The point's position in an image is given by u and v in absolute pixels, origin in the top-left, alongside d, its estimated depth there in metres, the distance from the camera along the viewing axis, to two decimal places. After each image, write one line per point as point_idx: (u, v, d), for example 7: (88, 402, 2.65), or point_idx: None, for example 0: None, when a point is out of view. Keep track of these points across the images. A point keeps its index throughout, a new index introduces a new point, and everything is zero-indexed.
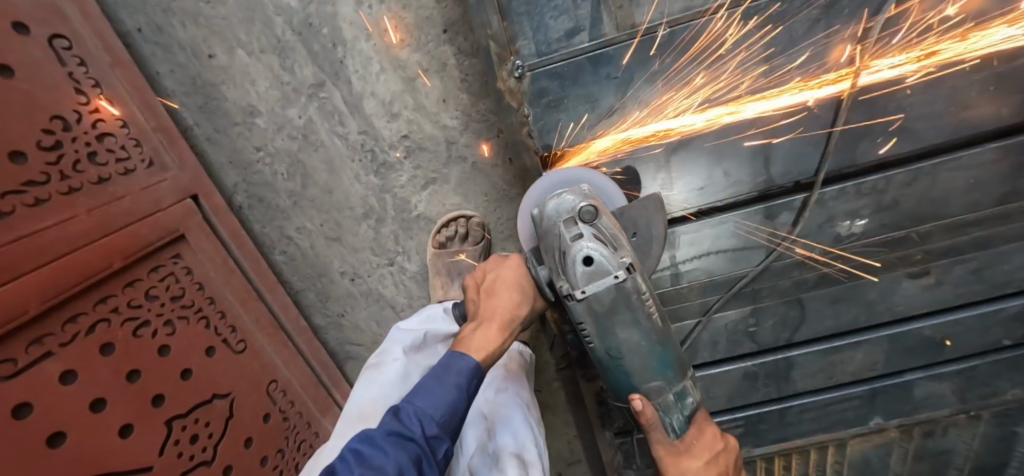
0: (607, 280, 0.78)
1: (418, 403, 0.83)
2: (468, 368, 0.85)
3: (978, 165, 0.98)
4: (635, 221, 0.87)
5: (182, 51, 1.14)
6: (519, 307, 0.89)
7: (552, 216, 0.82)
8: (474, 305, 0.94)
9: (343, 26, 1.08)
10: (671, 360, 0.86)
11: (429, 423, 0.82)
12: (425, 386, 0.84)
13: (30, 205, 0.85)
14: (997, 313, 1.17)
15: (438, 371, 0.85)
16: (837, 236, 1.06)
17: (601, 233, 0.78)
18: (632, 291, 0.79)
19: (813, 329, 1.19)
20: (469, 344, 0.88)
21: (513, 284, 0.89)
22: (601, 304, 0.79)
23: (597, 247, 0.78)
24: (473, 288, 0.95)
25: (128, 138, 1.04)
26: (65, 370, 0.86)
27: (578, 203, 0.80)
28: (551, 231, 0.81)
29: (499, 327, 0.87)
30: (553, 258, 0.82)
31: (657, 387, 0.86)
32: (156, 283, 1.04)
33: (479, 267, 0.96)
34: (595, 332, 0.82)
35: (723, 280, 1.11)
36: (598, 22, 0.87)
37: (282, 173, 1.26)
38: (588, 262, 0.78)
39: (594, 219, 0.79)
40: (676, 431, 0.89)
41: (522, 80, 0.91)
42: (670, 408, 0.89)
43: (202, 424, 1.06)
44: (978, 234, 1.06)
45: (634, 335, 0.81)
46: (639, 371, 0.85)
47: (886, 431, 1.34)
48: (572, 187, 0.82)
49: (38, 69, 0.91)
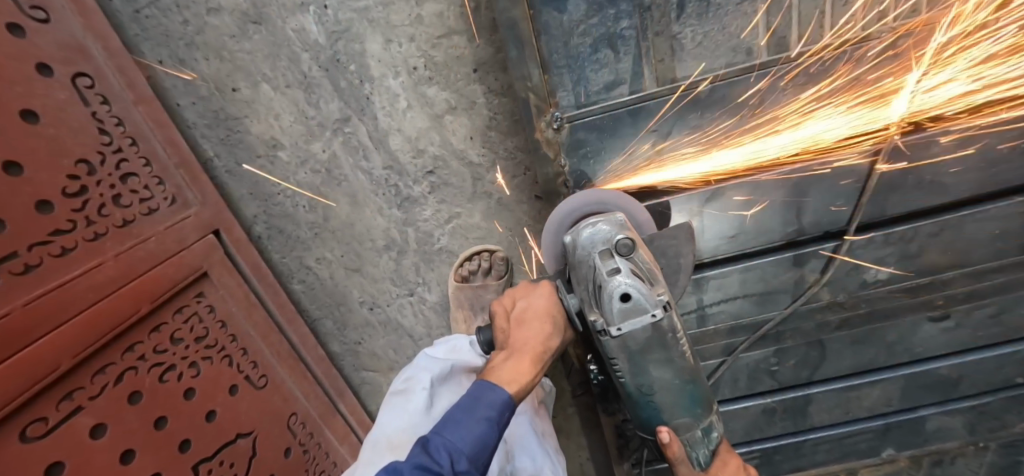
0: (643, 320, 0.71)
1: (448, 436, 0.75)
2: (501, 401, 0.76)
3: (1004, 217, 0.98)
4: (663, 251, 0.82)
5: (205, 84, 1.11)
6: (550, 340, 0.81)
7: (586, 246, 0.75)
8: (502, 334, 0.84)
9: (370, 63, 1.05)
10: (700, 397, 0.79)
11: (459, 457, 0.74)
12: (455, 418, 0.76)
13: (57, 255, 0.83)
14: (1011, 354, 1.18)
15: (467, 401, 0.77)
16: (863, 281, 1.07)
17: (638, 268, 0.72)
18: (667, 330, 0.73)
19: (834, 367, 1.21)
20: (500, 375, 0.78)
21: (545, 313, 0.81)
22: (636, 342, 0.73)
23: (634, 283, 0.71)
24: (500, 316, 0.84)
25: (151, 177, 1.01)
26: (96, 423, 0.85)
27: (614, 234, 0.73)
28: (584, 262, 0.75)
29: (532, 360, 0.79)
30: (586, 289, 0.75)
31: (686, 421, 0.80)
32: (181, 325, 1.03)
33: (507, 292, 0.86)
34: (627, 368, 0.75)
35: (749, 323, 1.13)
36: (639, 75, 0.85)
37: (303, 205, 1.24)
38: (625, 299, 0.71)
39: (631, 253, 0.72)
40: (702, 464, 0.83)
41: (559, 131, 0.90)
42: (696, 444, 0.82)
43: (226, 465, 1.06)
44: (998, 280, 1.08)
45: (667, 372, 0.75)
46: (668, 407, 0.78)
47: (896, 460, 1.37)
48: (607, 216, 0.75)
49: (61, 112, 0.88)
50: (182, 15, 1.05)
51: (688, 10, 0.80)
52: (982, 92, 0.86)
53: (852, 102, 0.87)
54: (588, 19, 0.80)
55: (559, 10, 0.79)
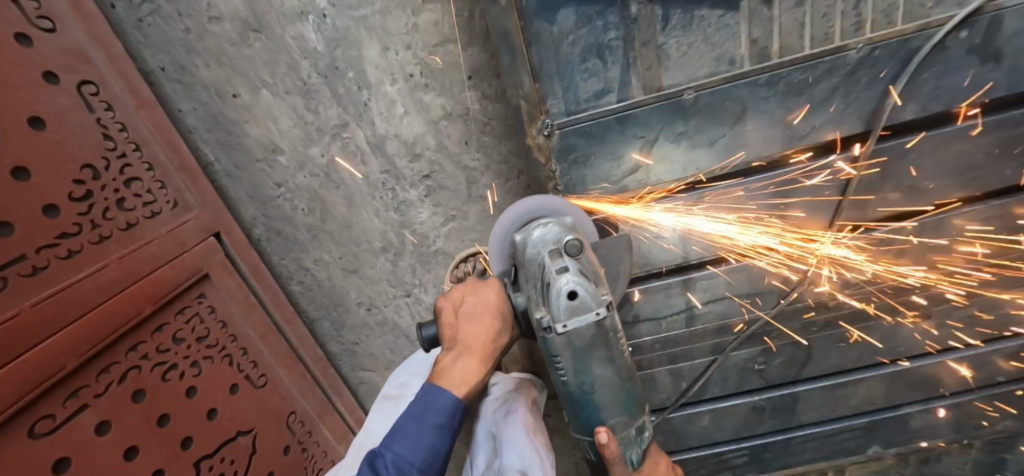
0: (588, 317, 0.75)
1: (398, 448, 0.82)
2: (448, 405, 0.83)
3: (982, 219, 1.02)
4: (605, 258, 0.88)
5: (205, 90, 1.14)
6: (500, 337, 0.85)
7: (537, 245, 0.80)
8: (450, 330, 0.86)
9: (368, 70, 1.08)
10: (636, 397, 0.83)
11: (412, 467, 0.81)
12: (406, 429, 0.83)
13: (63, 257, 0.86)
14: (992, 353, 1.22)
15: (417, 411, 0.84)
16: (846, 282, 1.11)
17: (585, 269, 0.77)
18: (610, 329, 0.77)
19: (820, 366, 1.24)
20: (451, 378, 0.84)
21: (494, 310, 0.84)
22: (580, 340, 0.76)
23: (581, 281, 0.75)
24: (448, 311, 0.87)
25: (153, 181, 1.04)
26: (101, 420, 0.88)
27: (563, 235, 0.78)
28: (534, 260, 0.79)
29: (480, 359, 0.85)
30: (535, 287, 0.79)
31: (622, 421, 0.82)
32: (183, 325, 1.06)
33: (455, 288, 0.89)
34: (571, 366, 0.78)
35: (737, 323, 1.16)
36: (627, 83, 0.88)
37: (301, 208, 1.27)
38: (572, 296, 0.74)
39: (579, 253, 0.77)
40: (635, 463, 0.84)
41: (550, 137, 0.93)
42: (630, 443, 0.83)
43: (227, 462, 1.08)
44: (978, 281, 1.11)
45: (609, 371, 0.79)
46: (607, 407, 0.81)
47: (882, 457, 1.40)
48: (558, 219, 0.80)
49: (67, 118, 0.91)
50: (183, 22, 1.08)
51: (673, 22, 0.83)
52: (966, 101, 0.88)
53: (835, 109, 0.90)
54: (578, 29, 0.83)
55: (549, 21, 0.82)
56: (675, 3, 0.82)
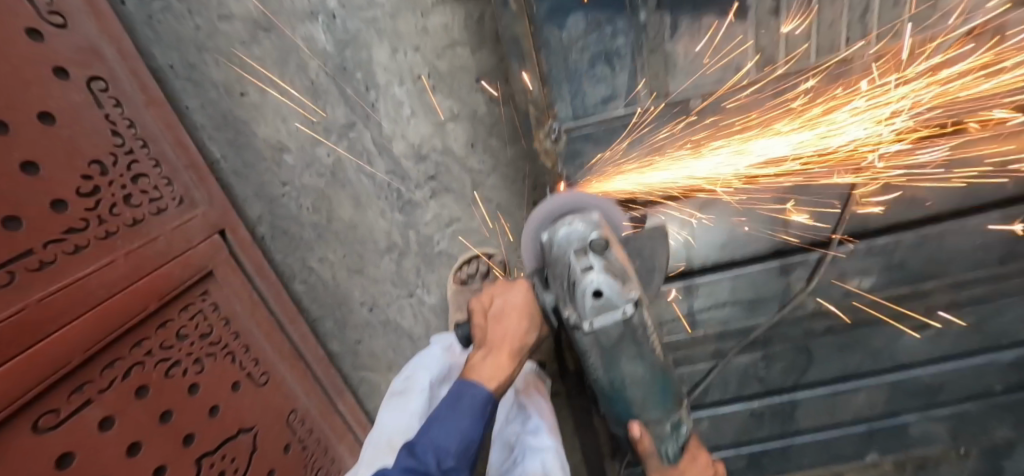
0: (615, 315, 0.71)
1: (433, 437, 0.78)
2: (482, 396, 0.78)
3: (982, 230, 1.03)
4: (639, 250, 0.87)
5: (214, 88, 1.15)
6: (528, 336, 0.83)
7: (562, 244, 0.77)
8: (480, 331, 0.86)
9: (376, 71, 1.09)
10: (671, 393, 0.81)
11: (445, 456, 0.77)
12: (439, 419, 0.79)
13: (70, 252, 0.86)
14: (990, 362, 1.23)
15: (449, 402, 0.80)
16: (847, 289, 1.12)
17: (611, 266, 0.73)
18: (638, 326, 0.73)
19: (820, 372, 1.25)
20: (480, 373, 0.80)
21: (522, 310, 0.84)
22: (608, 338, 0.73)
23: (607, 280, 0.71)
24: (479, 313, 0.88)
25: (160, 178, 1.04)
26: (104, 415, 0.88)
27: (588, 233, 0.75)
28: (560, 259, 0.76)
29: (509, 355, 0.81)
30: (561, 285, 0.77)
31: (657, 416, 0.81)
32: (187, 322, 1.06)
33: (485, 289, 0.90)
34: (599, 363, 0.76)
35: (738, 328, 1.17)
36: (634, 89, 0.90)
37: (307, 207, 1.27)
38: (597, 295, 0.70)
39: (605, 251, 0.74)
40: (671, 457, 0.83)
41: (557, 142, 0.94)
42: (666, 438, 0.83)
43: (228, 459, 1.08)
44: (977, 291, 1.13)
45: (638, 367, 0.77)
46: (639, 402, 0.80)
47: (880, 464, 1.42)
48: (584, 216, 0.78)
49: (76, 114, 0.91)
50: (194, 21, 1.08)
51: (681, 29, 0.84)
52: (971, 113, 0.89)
53: (840, 112, 0.91)
54: (587, 36, 0.84)
55: (560, 27, 0.83)
56: (684, 11, 0.82)
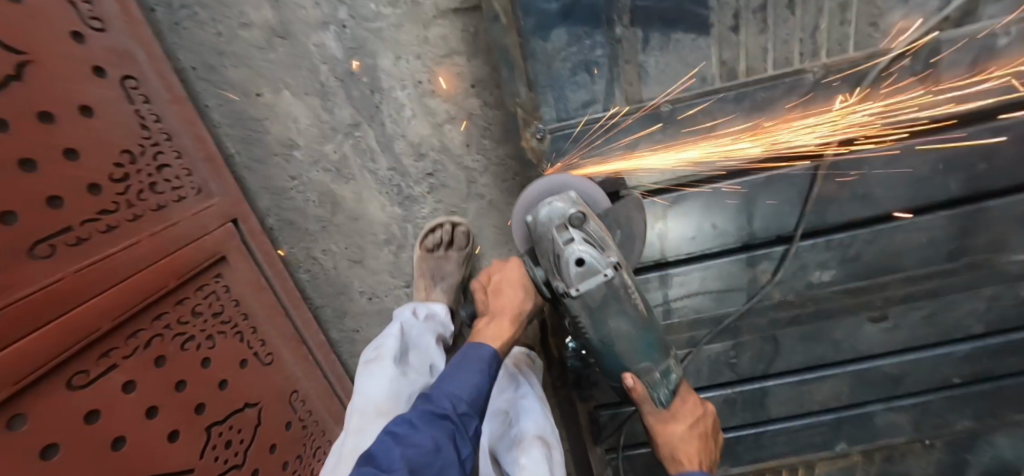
0: (597, 279, 0.82)
1: (447, 386, 0.87)
2: (488, 354, 0.91)
3: (930, 228, 1.13)
4: (618, 220, 0.95)
5: (231, 89, 1.25)
6: (525, 303, 0.95)
7: (545, 222, 0.85)
8: (482, 304, 1.00)
9: (380, 76, 1.20)
10: (656, 343, 0.92)
11: (459, 401, 0.86)
12: (449, 372, 0.89)
13: (103, 231, 0.96)
14: (945, 355, 1.32)
15: (458, 361, 0.91)
16: (809, 282, 1.21)
17: (591, 236, 0.84)
18: (620, 286, 0.84)
19: (787, 362, 1.34)
20: (486, 335, 0.94)
21: (516, 282, 0.96)
22: (594, 300, 0.84)
23: (586, 249, 0.82)
24: (480, 290, 1.01)
25: (181, 168, 1.15)
26: (127, 380, 0.97)
27: (568, 209, 0.84)
28: (545, 236, 0.85)
29: (510, 320, 0.94)
30: (548, 260, 0.87)
31: (646, 366, 0.92)
32: (201, 301, 1.16)
33: (484, 271, 1.04)
34: (589, 323, 0.87)
35: (710, 317, 1.26)
36: (611, 95, 1.00)
37: (313, 201, 1.37)
38: (580, 263, 0.82)
39: (583, 224, 0.84)
40: (663, 402, 0.96)
41: (542, 141, 1.05)
42: (658, 385, 0.95)
43: (235, 430, 1.16)
44: (929, 285, 1.22)
45: (623, 323, 0.87)
46: (628, 355, 0.91)
47: (848, 453, 1.50)
48: (562, 195, 0.85)
49: (108, 108, 1.01)
50: (216, 28, 1.20)
51: (652, 44, 0.95)
52: (908, 115, 0.99)
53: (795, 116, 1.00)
54: (569, 47, 0.95)
55: (544, 39, 0.95)
56: (654, 28, 0.94)
